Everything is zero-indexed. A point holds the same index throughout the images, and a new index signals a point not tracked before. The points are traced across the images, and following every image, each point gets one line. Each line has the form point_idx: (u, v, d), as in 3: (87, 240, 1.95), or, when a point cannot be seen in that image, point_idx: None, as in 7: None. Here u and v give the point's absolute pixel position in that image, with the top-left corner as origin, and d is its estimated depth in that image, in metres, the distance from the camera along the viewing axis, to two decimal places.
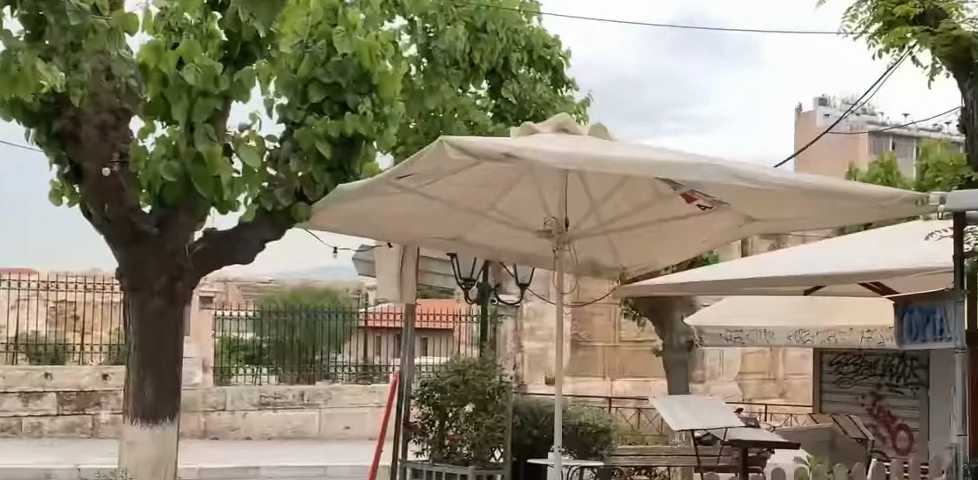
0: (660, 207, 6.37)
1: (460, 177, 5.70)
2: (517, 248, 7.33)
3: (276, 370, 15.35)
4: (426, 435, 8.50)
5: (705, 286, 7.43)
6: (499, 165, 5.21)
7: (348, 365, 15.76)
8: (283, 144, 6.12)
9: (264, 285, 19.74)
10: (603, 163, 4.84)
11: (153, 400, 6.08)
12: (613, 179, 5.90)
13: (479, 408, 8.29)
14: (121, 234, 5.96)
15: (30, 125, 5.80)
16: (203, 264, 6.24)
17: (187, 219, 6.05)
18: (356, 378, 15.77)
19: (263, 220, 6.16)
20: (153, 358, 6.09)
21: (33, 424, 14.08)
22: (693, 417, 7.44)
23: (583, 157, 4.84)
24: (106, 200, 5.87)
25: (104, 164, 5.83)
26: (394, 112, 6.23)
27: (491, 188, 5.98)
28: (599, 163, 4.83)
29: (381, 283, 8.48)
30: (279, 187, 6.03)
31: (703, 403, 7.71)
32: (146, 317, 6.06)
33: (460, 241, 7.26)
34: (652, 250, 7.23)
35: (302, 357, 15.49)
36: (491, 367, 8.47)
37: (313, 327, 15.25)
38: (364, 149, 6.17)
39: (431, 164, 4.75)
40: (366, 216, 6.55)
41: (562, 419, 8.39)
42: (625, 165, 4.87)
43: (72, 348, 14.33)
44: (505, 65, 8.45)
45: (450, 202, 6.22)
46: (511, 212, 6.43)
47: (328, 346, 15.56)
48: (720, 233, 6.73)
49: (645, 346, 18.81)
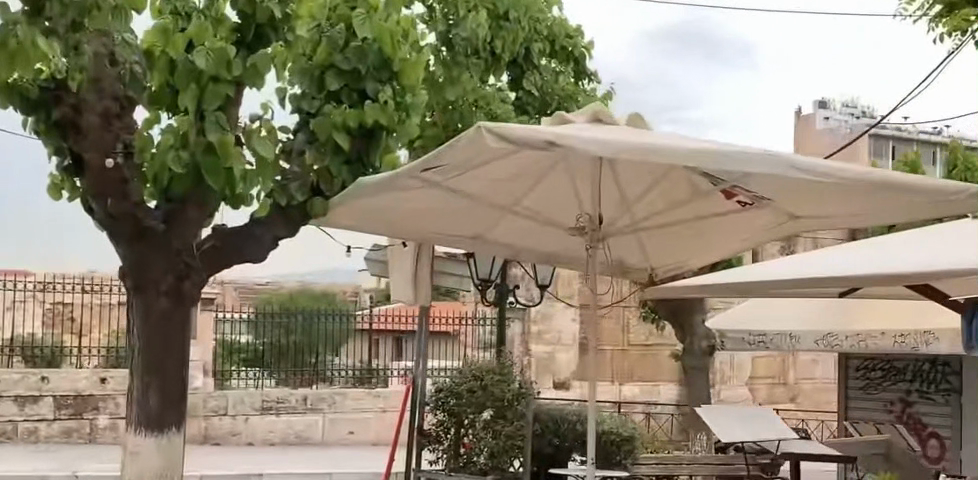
0: (700, 203, 5.98)
1: (489, 169, 5.34)
2: (541, 247, 6.96)
3: (275, 373, 14.92)
4: (440, 443, 8.16)
5: (737, 287, 7.05)
6: (536, 154, 4.82)
7: (348, 369, 15.30)
8: (297, 136, 5.72)
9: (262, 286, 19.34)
10: (647, 151, 4.34)
11: (158, 408, 5.59)
12: (653, 169, 5.52)
13: (497, 416, 7.93)
14: (123, 231, 5.48)
15: (27, 114, 5.38)
16: (211, 263, 5.76)
17: (196, 214, 5.59)
18: (354, 382, 15.36)
19: (276, 216, 5.73)
20: (158, 363, 5.60)
21: (29, 428, 13.70)
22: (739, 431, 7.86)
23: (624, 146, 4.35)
24: (108, 194, 5.39)
25: (108, 155, 5.34)
26: (416, 102, 5.86)
27: (520, 180, 5.60)
28: (642, 151, 4.32)
29: (395, 282, 8.12)
30: (294, 181, 5.62)
31: (744, 415, 8.19)
32: (150, 318, 5.58)
33: (479, 239, 6.87)
34: (682, 248, 6.87)
35: (299, 358, 14.94)
36: (510, 372, 8.14)
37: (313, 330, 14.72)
38: (384, 141, 5.77)
39: (468, 147, 4.35)
40: (384, 212, 6.17)
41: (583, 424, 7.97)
42: (673, 154, 4.36)
43: (71, 351, 13.95)
44: (526, 56, 8.07)
45: (474, 196, 5.87)
46: (539, 207, 6.08)
47: (324, 348, 14.93)
48: (760, 230, 6.34)
49: (653, 350, 18.44)
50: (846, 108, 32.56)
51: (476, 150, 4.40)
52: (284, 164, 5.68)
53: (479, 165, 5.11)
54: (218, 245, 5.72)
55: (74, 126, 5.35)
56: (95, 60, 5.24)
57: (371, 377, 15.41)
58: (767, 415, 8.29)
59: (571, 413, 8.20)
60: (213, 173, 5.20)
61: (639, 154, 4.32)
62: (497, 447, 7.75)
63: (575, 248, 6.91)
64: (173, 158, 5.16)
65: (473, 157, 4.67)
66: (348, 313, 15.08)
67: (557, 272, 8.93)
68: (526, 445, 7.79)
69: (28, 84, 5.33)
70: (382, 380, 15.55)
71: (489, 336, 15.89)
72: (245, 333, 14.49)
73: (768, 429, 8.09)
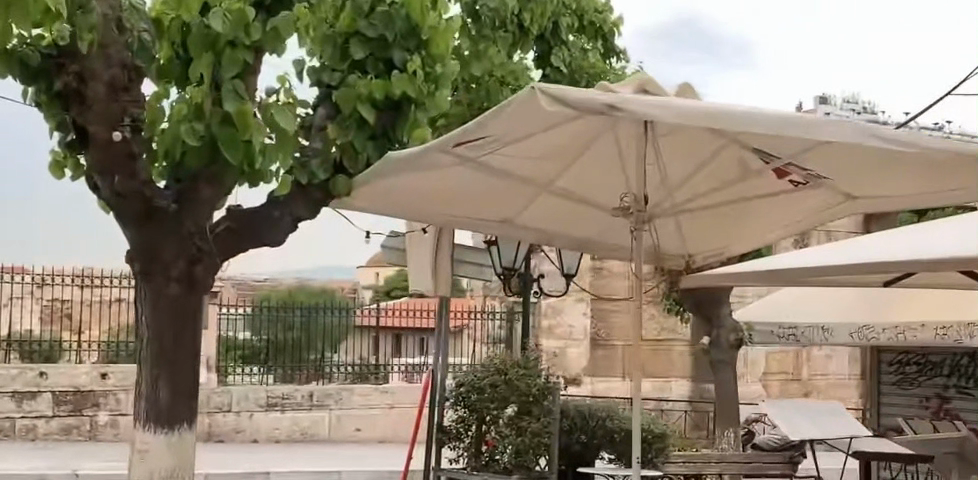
0: (751, 184, 5.59)
1: (534, 139, 4.95)
2: (575, 231, 6.55)
3: (277, 371, 14.44)
4: (462, 441, 7.77)
5: (780, 274, 6.64)
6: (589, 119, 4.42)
7: (345, 365, 14.81)
8: (318, 112, 5.40)
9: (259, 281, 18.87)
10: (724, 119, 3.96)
11: (168, 403, 5.15)
12: (705, 143, 5.12)
13: (522, 411, 7.53)
14: (132, 211, 5.03)
15: (27, 84, 5.01)
16: (225, 247, 5.31)
17: (209, 193, 5.17)
18: (351, 378, 14.90)
19: (296, 195, 5.31)
20: (169, 355, 5.16)
21: (27, 426, 13.25)
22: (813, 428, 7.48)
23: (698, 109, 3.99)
24: (116, 171, 4.93)
25: (115, 127, 4.87)
26: (446, 72, 5.52)
27: (563, 153, 5.19)
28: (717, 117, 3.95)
29: (414, 271, 7.73)
30: (315, 157, 5.23)
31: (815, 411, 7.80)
32: (160, 306, 5.13)
33: (507, 224, 6.44)
34: (722, 232, 6.46)
35: (298, 356, 14.54)
36: (535, 366, 7.73)
37: (309, 327, 14.38)
38: (412, 115, 5.42)
39: (518, 111, 3.94)
40: (411, 192, 5.76)
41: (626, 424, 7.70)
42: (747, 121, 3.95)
43: (70, 346, 13.35)
44: (554, 31, 7.59)
45: (509, 174, 5.47)
46: (577, 185, 5.68)
47: (324, 344, 14.58)
48: (810, 211, 5.93)
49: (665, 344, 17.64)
50: (846, 104, 32.17)
51: (526, 114, 3.97)
52: (303, 141, 5.30)
53: (525, 133, 4.72)
54: (233, 227, 5.28)
55: (78, 96, 4.91)
56: (102, 22, 4.83)
57: (371, 374, 14.97)
58: (838, 414, 7.88)
59: (598, 409, 7.88)
60: (231, 147, 4.77)
61: (716, 120, 3.94)
62: (523, 445, 7.37)
63: (610, 231, 6.52)
64: (187, 130, 4.75)
65: (527, 123, 4.29)
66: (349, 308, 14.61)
67: (582, 259, 8.51)
68: (552, 443, 7.44)
69: (29, 51, 4.95)
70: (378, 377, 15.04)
71: (499, 331, 15.40)
72: (246, 329, 14.17)
73: (842, 426, 7.70)
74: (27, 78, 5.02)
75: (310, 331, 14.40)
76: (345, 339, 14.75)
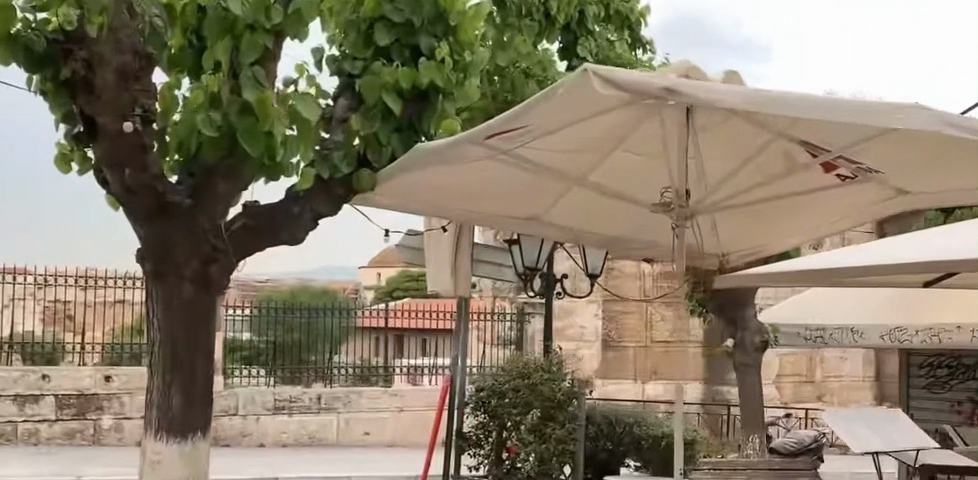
0: (795, 180, 5.31)
1: (574, 128, 4.68)
2: (607, 228, 6.27)
3: (276, 373, 14.12)
4: (481, 449, 7.55)
5: (819, 274, 6.36)
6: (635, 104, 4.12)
7: (347, 366, 14.48)
8: (339, 102, 5.13)
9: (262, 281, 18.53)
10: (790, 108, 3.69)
11: (182, 410, 4.85)
12: (751, 133, 4.86)
13: (545, 417, 7.24)
14: (143, 207, 4.74)
15: (30, 72, 4.70)
16: (242, 245, 5.00)
17: (225, 188, 4.87)
18: (352, 380, 14.55)
19: (318, 191, 5.03)
20: (183, 359, 4.85)
21: (29, 430, 12.79)
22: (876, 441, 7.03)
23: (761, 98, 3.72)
24: (126, 163, 4.64)
25: (124, 117, 4.57)
26: (475, 60, 5.26)
27: (601, 143, 4.91)
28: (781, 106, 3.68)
29: (431, 269, 7.45)
30: (336, 150, 4.95)
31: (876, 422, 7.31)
32: (173, 308, 4.83)
33: (535, 221, 6.14)
34: (758, 230, 6.20)
35: (299, 357, 14.23)
36: (559, 369, 7.40)
37: (309, 329, 14.21)
38: (440, 106, 5.15)
39: (569, 94, 3.63)
40: (436, 188, 5.47)
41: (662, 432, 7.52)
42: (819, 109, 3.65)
43: (72, 348, 13.02)
44: (580, 20, 7.32)
45: (542, 169, 5.20)
46: (612, 179, 5.40)
47: (325, 346, 14.33)
48: (856, 206, 5.67)
49: (679, 346, 16.83)
50: None
51: (576, 98, 3.68)
52: (323, 134, 5.02)
53: (569, 121, 4.46)
54: (250, 224, 4.98)
55: (87, 84, 4.60)
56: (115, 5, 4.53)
57: (376, 376, 14.64)
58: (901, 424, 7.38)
59: (626, 415, 7.86)
60: (251, 138, 4.46)
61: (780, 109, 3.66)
62: (547, 453, 7.11)
63: (643, 226, 6.22)
64: (204, 119, 4.46)
65: (574, 109, 4.01)
66: (348, 308, 14.49)
67: (607, 257, 8.19)
68: (576, 450, 7.22)
69: (35, 36, 4.64)
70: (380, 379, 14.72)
71: (509, 333, 15.05)
72: (246, 329, 13.92)
73: (906, 438, 7.21)
74: (30, 65, 4.70)
75: (311, 333, 14.24)
76: (346, 340, 14.56)
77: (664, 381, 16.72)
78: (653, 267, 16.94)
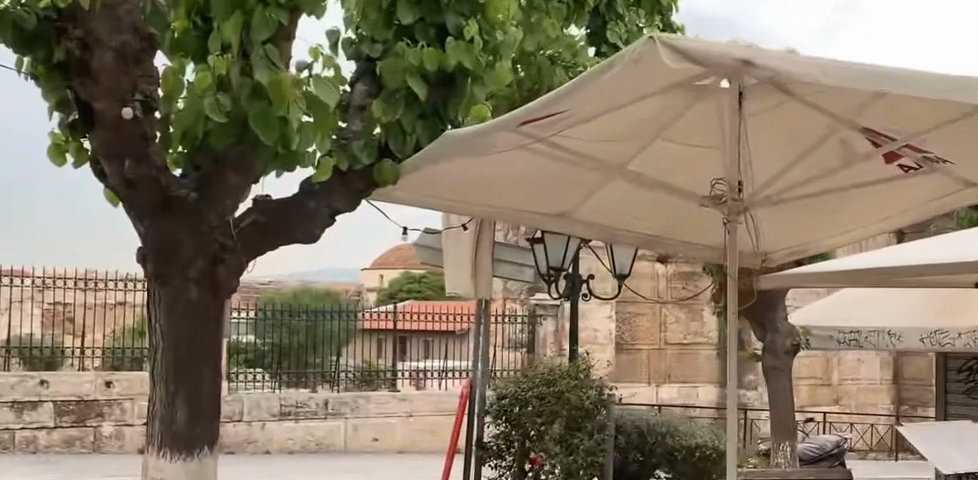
0: (852, 173, 4.90)
1: (619, 112, 4.29)
2: (643, 225, 5.85)
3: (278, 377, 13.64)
4: (504, 459, 7.20)
5: (870, 273, 5.94)
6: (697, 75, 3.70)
7: (349, 369, 14.06)
8: (357, 88, 4.81)
9: (263, 284, 18.10)
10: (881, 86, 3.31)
11: (187, 424, 4.42)
12: (808, 119, 4.47)
13: (572, 426, 6.81)
14: (144, 203, 4.33)
15: (20, 53, 4.30)
16: (253, 245, 4.59)
17: (236, 180, 4.44)
18: (356, 383, 14.09)
19: (335, 185, 4.63)
20: (187, 367, 4.43)
21: (28, 438, 12.08)
22: (966, 453, 5.97)
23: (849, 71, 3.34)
24: (126, 152, 4.23)
25: (124, 102, 4.16)
26: (506, 41, 4.88)
27: (645, 125, 4.51)
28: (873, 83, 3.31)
29: (448, 270, 7.06)
30: (355, 140, 4.62)
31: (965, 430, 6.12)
32: (178, 313, 4.41)
33: (564, 219, 5.72)
34: (807, 228, 5.77)
35: (301, 360, 13.78)
36: (587, 377, 7.01)
37: (314, 331, 13.78)
38: (468, 90, 4.75)
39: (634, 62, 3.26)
40: (464, 182, 5.07)
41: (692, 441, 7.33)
42: (915, 84, 3.23)
43: (71, 352, 12.56)
44: (609, 5, 6.91)
45: (577, 161, 4.80)
46: (653, 169, 4.99)
47: (327, 348, 13.89)
48: (914, 202, 5.26)
49: (691, 348, 16.45)
50: None
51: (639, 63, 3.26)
52: (341, 122, 4.71)
53: (614, 103, 4.07)
54: (262, 222, 4.57)
55: (83, 66, 4.18)
56: None
57: (381, 379, 14.23)
58: None
59: (657, 424, 7.59)
60: (265, 124, 4.04)
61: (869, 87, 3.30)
62: (575, 465, 6.62)
63: (679, 223, 5.82)
64: (212, 104, 4.06)
65: (627, 83, 3.63)
66: (352, 310, 14.09)
67: (636, 255, 7.77)
68: (606, 463, 6.73)
69: (25, 13, 4.27)
70: (385, 382, 14.34)
71: (521, 335, 14.54)
72: (248, 333, 13.46)
73: None
74: (21, 48, 4.31)
75: (314, 335, 13.81)
76: (348, 343, 14.15)
77: (679, 385, 16.28)
78: (666, 268, 16.54)
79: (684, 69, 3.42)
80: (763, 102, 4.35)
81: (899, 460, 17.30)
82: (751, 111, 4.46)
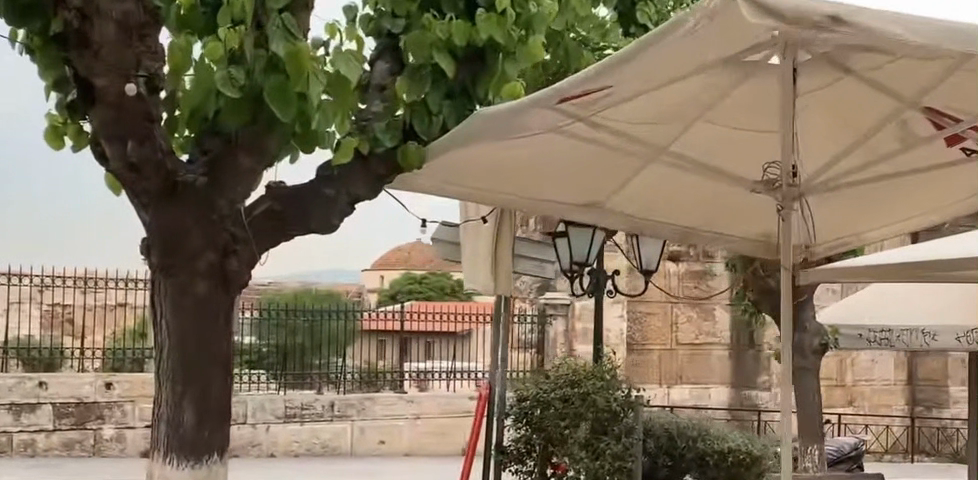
0: (908, 158, 4.56)
1: (664, 90, 3.95)
2: (674, 214, 5.50)
3: (277, 378, 13.19)
4: (524, 464, 6.90)
5: (914, 268, 5.60)
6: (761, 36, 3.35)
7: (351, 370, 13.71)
8: (376, 66, 4.51)
9: (264, 287, 17.72)
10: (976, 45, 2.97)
11: (194, 429, 4.08)
12: (865, 98, 4.14)
13: (598, 430, 6.49)
14: (149, 189, 4.00)
15: (14, 26, 3.90)
16: (265, 236, 4.26)
17: (248, 163, 4.11)
18: (358, 385, 13.72)
19: (354, 170, 4.32)
20: (196, 367, 4.09)
21: (25, 441, 11.74)
22: None
23: (941, 30, 2.99)
24: (130, 133, 3.89)
25: (130, 78, 3.82)
26: (540, 13, 4.65)
27: (689, 104, 4.17)
28: (966, 42, 2.97)
29: (468, 266, 6.70)
30: (376, 120, 4.32)
31: None
32: (185, 308, 4.07)
33: (594, 210, 5.37)
34: (850, 218, 5.45)
35: (300, 361, 13.39)
36: (613, 378, 6.67)
37: (314, 331, 13.45)
38: (499, 67, 4.50)
39: None
40: (489, 167, 4.74)
41: (721, 446, 7.02)
42: None
43: (71, 353, 12.22)
44: None
45: (613, 143, 4.46)
46: (695, 149, 4.64)
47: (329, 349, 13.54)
48: (973, 188, 4.91)
49: (704, 349, 16.07)
50: None
51: None
52: (360, 103, 4.38)
53: (662, 79, 3.74)
54: (277, 211, 4.24)
55: (83, 39, 3.82)
56: None
57: (382, 379, 13.87)
58: None
59: (689, 428, 7.27)
60: (283, 100, 3.75)
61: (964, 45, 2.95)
62: (602, 470, 6.29)
63: (716, 212, 5.48)
64: (225, 78, 3.77)
65: (684, 47, 3.32)
66: (352, 311, 13.76)
67: (663, 249, 7.44)
68: (635, 467, 6.37)
69: None
70: (387, 383, 14.02)
71: (530, 336, 14.11)
72: (250, 334, 13.17)
73: None
74: (15, 19, 3.91)
75: (315, 335, 13.49)
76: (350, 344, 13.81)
77: (691, 386, 15.89)
78: (678, 266, 16.10)
79: (760, 26, 3.08)
80: (818, 78, 4.03)
81: (916, 462, 16.89)
82: (804, 88, 4.14)
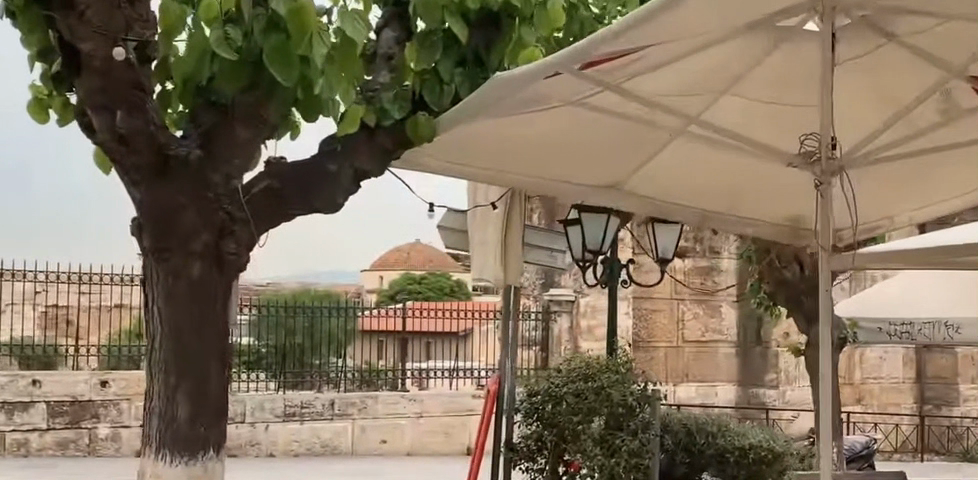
0: (948, 131, 4.26)
1: (694, 57, 3.66)
2: (697, 197, 5.21)
3: (276, 376, 12.90)
4: (536, 462, 6.63)
5: (949, 252, 5.29)
6: None
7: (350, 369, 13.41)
8: (382, 34, 4.33)
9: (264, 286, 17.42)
10: None
11: (188, 425, 3.79)
12: (906, 64, 3.84)
13: (613, 425, 6.20)
14: (139, 164, 3.71)
15: None
16: (264, 216, 3.98)
17: (247, 134, 3.84)
18: (357, 384, 13.39)
19: (358, 143, 4.06)
20: (191, 356, 3.79)
21: (18, 440, 11.45)
22: None
23: None
24: (118, 101, 3.61)
25: (117, 41, 3.54)
26: None
27: (720, 72, 3.87)
28: None
29: (476, 256, 6.42)
30: (384, 91, 4.16)
31: None
32: (179, 294, 3.77)
33: (613, 192, 5.08)
34: (882, 197, 5.15)
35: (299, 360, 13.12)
36: (629, 371, 6.38)
37: (313, 329, 13.16)
38: (513, 32, 4.39)
39: None
40: (502, 143, 4.46)
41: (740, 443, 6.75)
42: None
43: (67, 351, 11.92)
44: None
45: (637, 114, 4.17)
46: (722, 123, 4.35)
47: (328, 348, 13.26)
48: None
49: (709, 346, 15.75)
50: None
51: None
52: (367, 74, 4.25)
53: (692, 40, 3.44)
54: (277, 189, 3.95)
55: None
56: None
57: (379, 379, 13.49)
58: None
59: (706, 424, 6.99)
60: (284, 62, 3.51)
61: None
62: (618, 468, 6.00)
63: (740, 193, 5.19)
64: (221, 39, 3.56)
65: (718, 2, 3.04)
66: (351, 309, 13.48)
67: (679, 236, 7.18)
68: (651, 463, 6.07)
69: None
70: (387, 382, 13.65)
71: (533, 333, 13.85)
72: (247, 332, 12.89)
73: None
74: None
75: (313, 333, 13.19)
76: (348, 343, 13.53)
77: (698, 385, 15.58)
78: (684, 263, 15.86)
79: None
80: (858, 41, 3.73)
81: (926, 461, 16.55)
82: (841, 55, 3.86)
